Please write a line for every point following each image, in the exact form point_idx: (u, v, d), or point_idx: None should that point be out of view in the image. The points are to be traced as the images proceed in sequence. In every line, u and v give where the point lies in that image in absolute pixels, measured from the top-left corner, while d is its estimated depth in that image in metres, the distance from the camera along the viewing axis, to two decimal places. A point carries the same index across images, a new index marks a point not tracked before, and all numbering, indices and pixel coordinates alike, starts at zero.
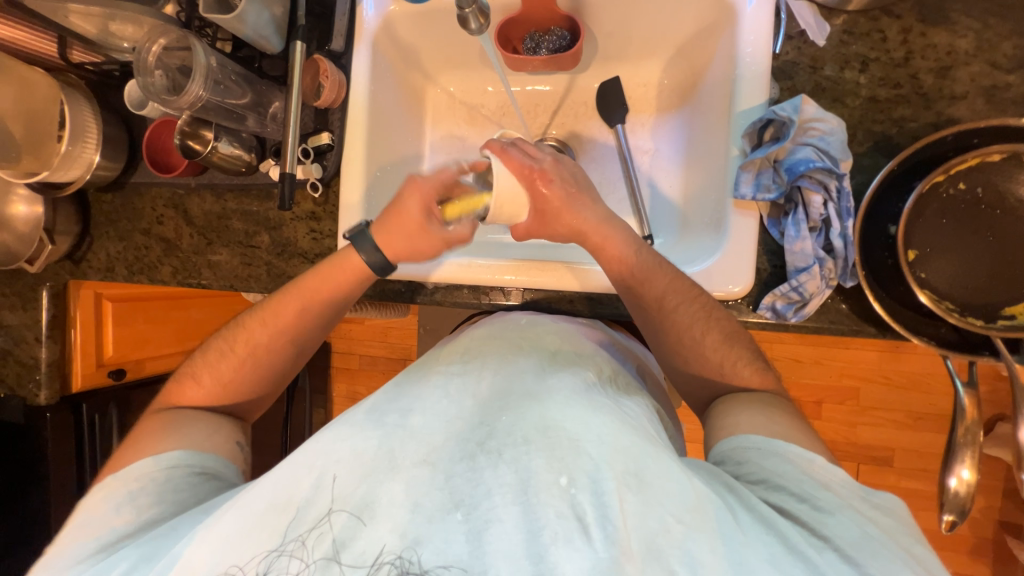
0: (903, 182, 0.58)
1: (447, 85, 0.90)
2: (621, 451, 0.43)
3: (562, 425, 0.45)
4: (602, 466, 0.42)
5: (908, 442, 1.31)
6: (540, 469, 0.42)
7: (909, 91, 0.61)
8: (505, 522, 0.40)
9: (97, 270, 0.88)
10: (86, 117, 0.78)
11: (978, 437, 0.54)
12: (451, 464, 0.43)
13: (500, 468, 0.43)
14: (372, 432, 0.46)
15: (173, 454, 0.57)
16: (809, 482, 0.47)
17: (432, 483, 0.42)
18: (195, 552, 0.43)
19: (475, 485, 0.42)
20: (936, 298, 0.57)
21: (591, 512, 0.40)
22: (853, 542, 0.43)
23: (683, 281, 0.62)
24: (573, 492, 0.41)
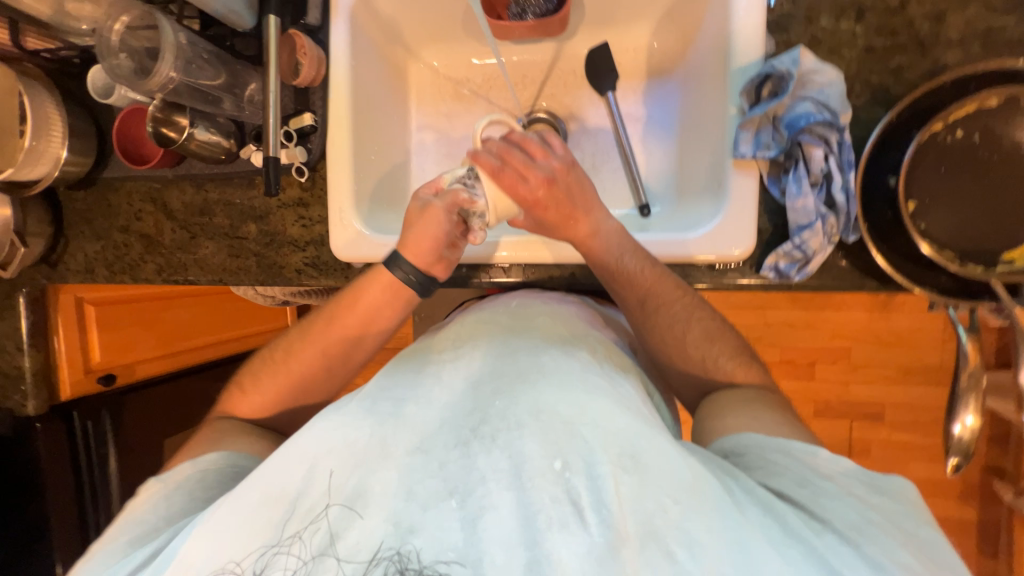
0: (902, 133, 0.57)
1: (430, 60, 0.86)
2: (616, 433, 0.42)
3: (556, 408, 0.44)
4: (596, 449, 0.41)
5: (899, 396, 1.35)
6: (534, 453, 0.41)
7: (905, 39, 0.60)
8: (499, 509, 0.40)
9: (76, 272, 0.84)
10: (49, 109, 0.73)
11: (981, 382, 0.55)
12: (444, 451, 0.43)
13: (493, 453, 0.42)
14: (365, 423, 0.45)
15: (208, 457, 0.57)
16: (809, 469, 0.47)
17: (423, 473, 0.42)
18: (195, 544, 0.42)
19: (469, 473, 0.41)
20: (937, 247, 0.57)
21: (585, 496, 0.40)
22: (851, 524, 0.42)
23: (669, 281, 0.62)
24: (567, 475, 0.41)
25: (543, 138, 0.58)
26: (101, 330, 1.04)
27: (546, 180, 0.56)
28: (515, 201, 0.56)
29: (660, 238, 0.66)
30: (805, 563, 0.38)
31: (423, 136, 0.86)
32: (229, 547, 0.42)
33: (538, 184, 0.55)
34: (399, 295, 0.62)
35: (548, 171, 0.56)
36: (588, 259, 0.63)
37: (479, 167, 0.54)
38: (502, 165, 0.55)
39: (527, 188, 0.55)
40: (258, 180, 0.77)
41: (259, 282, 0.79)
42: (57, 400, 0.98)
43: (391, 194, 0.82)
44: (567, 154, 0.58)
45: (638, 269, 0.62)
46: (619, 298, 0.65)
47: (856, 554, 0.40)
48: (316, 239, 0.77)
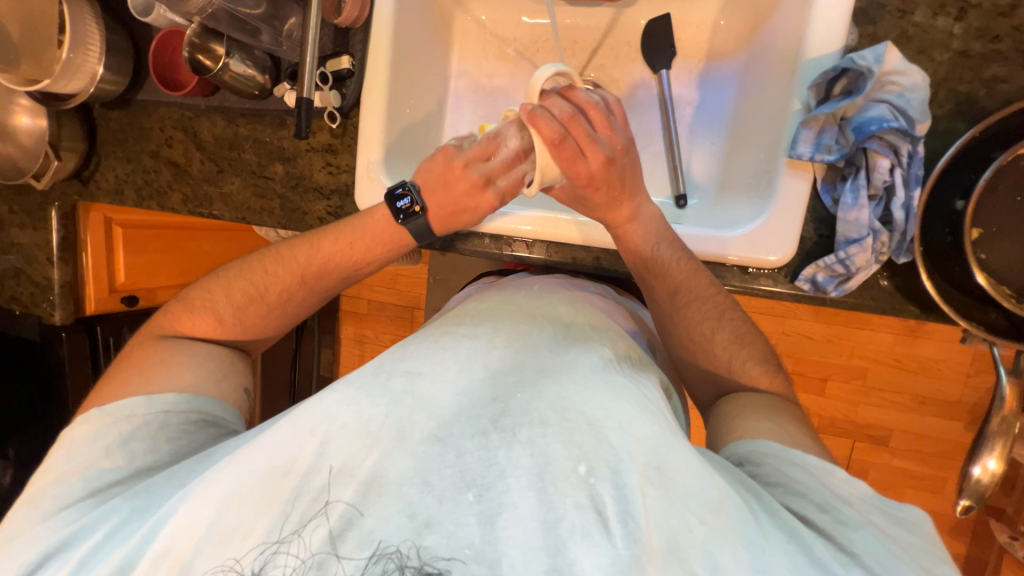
0: (982, 152, 0.52)
1: (478, 12, 0.81)
2: (641, 440, 0.42)
3: (581, 408, 0.43)
4: (623, 457, 0.41)
5: (910, 425, 1.32)
6: (558, 455, 0.41)
7: (1007, 47, 0.53)
8: (519, 508, 0.39)
9: (106, 191, 0.85)
10: (88, 21, 0.72)
11: (1013, 428, 0.52)
12: (462, 440, 0.42)
13: (514, 448, 0.41)
14: (380, 399, 0.45)
15: (168, 398, 0.56)
16: (830, 493, 0.44)
17: (442, 458, 0.41)
18: (202, 505, 0.43)
19: (490, 466, 0.41)
20: (994, 281, 0.53)
21: (610, 505, 0.39)
22: (879, 559, 0.40)
23: (701, 277, 0.60)
24: (592, 482, 0.40)
25: (605, 106, 0.57)
26: (127, 251, 1.06)
27: (605, 159, 0.55)
28: (569, 174, 0.55)
29: (694, 233, 0.63)
30: None
31: (461, 94, 0.83)
32: (238, 514, 0.42)
33: (595, 161, 0.55)
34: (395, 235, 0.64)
35: (607, 150, 0.56)
36: (619, 245, 0.62)
37: (539, 132, 0.53)
38: (563, 132, 0.53)
39: (583, 164, 0.55)
40: (290, 121, 0.76)
41: (282, 226, 0.78)
42: (83, 313, 1.01)
43: (421, 152, 0.79)
44: (626, 132, 0.57)
45: (672, 259, 0.60)
46: (648, 289, 0.63)
47: None
48: (341, 189, 0.76)
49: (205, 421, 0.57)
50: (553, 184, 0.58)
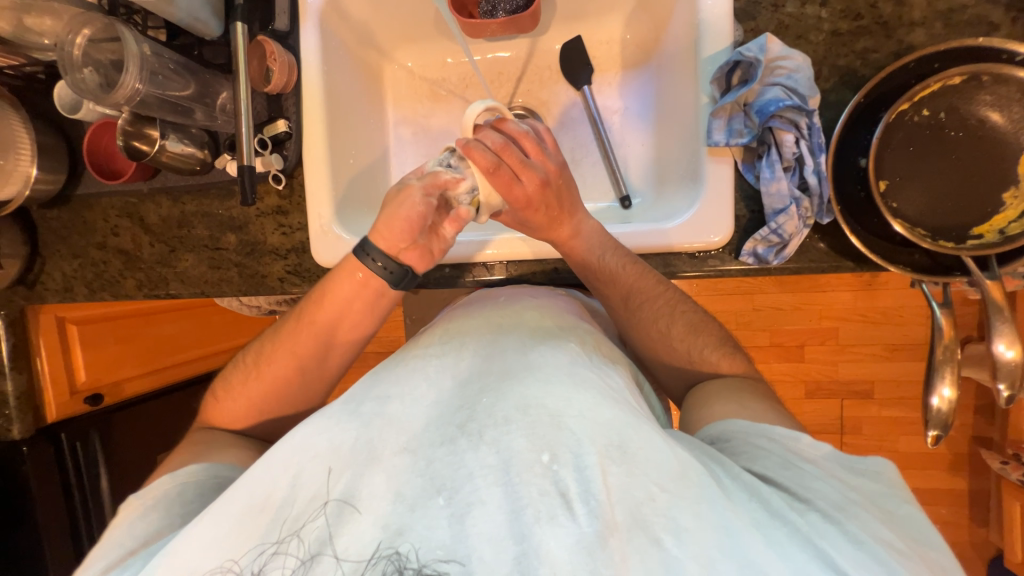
0: (870, 114, 0.58)
1: (404, 61, 0.86)
2: (603, 424, 0.43)
3: (543, 402, 0.45)
4: (584, 441, 0.42)
5: (886, 373, 1.38)
6: (521, 448, 0.42)
7: (870, 21, 0.60)
8: (487, 505, 0.40)
9: (55, 291, 0.83)
10: (16, 127, 0.72)
11: (956, 355, 0.56)
12: (431, 450, 0.43)
13: (481, 449, 0.43)
14: (351, 425, 0.46)
15: (189, 469, 0.57)
16: (792, 453, 0.47)
17: (411, 471, 0.42)
18: (173, 557, 0.42)
19: (457, 469, 0.42)
20: (909, 225, 0.58)
21: (573, 487, 0.40)
22: (835, 504, 0.43)
23: (648, 277, 0.63)
24: (555, 468, 0.41)
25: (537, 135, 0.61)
26: (85, 348, 1.03)
27: (540, 181, 0.58)
28: (507, 199, 0.58)
29: (640, 229, 0.67)
30: (792, 544, 0.39)
31: (402, 139, 0.86)
32: (210, 558, 0.41)
33: (531, 184, 0.57)
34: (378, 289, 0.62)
35: (542, 173, 0.58)
36: (572, 263, 0.65)
37: (474, 163, 0.55)
38: (497, 161, 0.56)
39: (520, 187, 0.57)
40: (234, 190, 0.76)
41: (242, 293, 0.78)
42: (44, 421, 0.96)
43: (371, 198, 0.81)
44: (557, 156, 0.61)
45: (619, 266, 0.63)
46: (599, 294, 0.66)
47: (838, 532, 0.41)
48: (297, 246, 0.76)
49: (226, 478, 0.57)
50: (498, 211, 0.60)
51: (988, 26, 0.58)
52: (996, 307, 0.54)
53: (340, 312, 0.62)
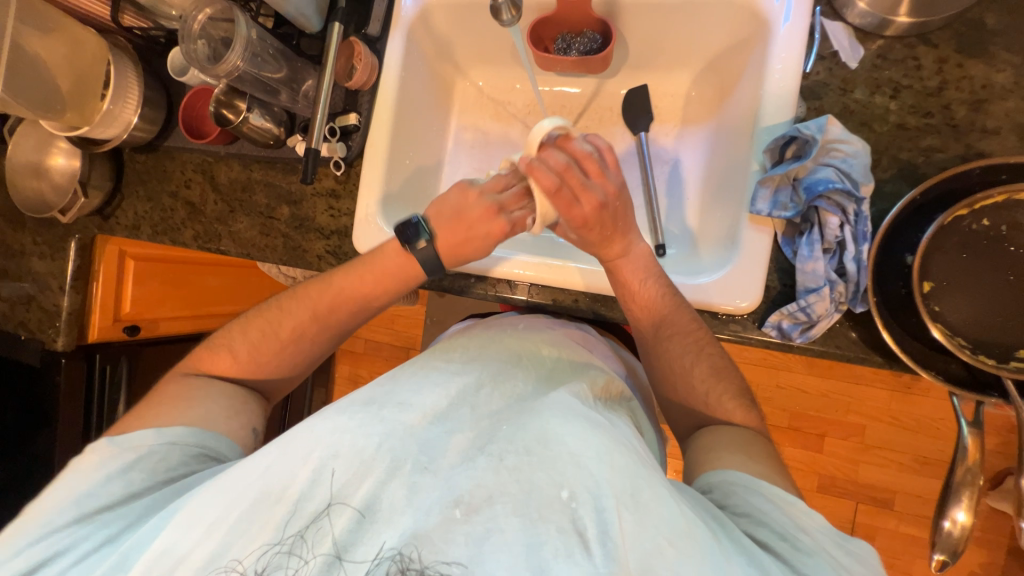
0: (926, 212, 0.56)
1: (476, 79, 0.91)
2: (619, 470, 0.44)
3: (563, 440, 0.45)
4: (603, 484, 0.43)
5: (911, 487, 1.28)
6: (543, 483, 0.43)
7: (940, 121, 0.60)
8: (505, 533, 0.41)
9: (124, 227, 0.92)
10: (130, 79, 0.81)
11: (978, 479, 0.53)
12: (453, 468, 0.45)
13: (502, 475, 0.44)
14: (374, 427, 0.47)
15: (175, 430, 0.55)
16: (791, 522, 0.45)
17: (431, 486, 0.44)
18: (190, 531, 0.44)
19: (478, 490, 0.43)
20: (949, 332, 0.55)
21: (591, 530, 0.41)
22: None
23: (685, 312, 0.63)
24: (574, 507, 0.42)
25: (599, 154, 0.62)
26: (136, 283, 1.12)
27: (598, 203, 0.60)
28: (565, 216, 0.60)
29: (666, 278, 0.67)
30: None
31: (458, 150, 0.91)
32: (223, 538, 0.43)
33: (589, 206, 0.60)
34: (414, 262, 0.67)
35: (600, 196, 0.60)
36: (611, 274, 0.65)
37: (537, 182, 0.58)
38: (560, 183, 0.59)
39: (579, 209, 0.60)
40: (298, 168, 0.83)
41: (282, 262, 0.84)
42: (85, 340, 1.05)
43: (418, 199, 0.86)
44: (618, 178, 0.62)
45: (659, 295, 0.64)
46: (634, 320, 0.66)
47: None
48: (341, 230, 0.81)
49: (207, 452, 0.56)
50: (552, 222, 0.62)
51: None
52: None
53: (378, 283, 0.67)
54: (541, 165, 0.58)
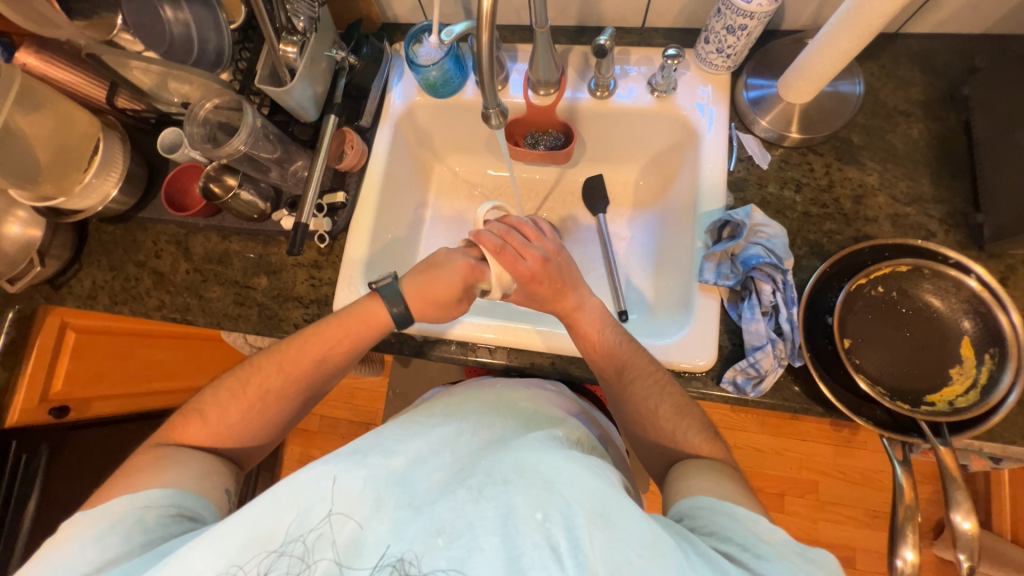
0: (835, 282, 0.69)
1: (453, 165, 1.02)
2: (591, 493, 0.47)
3: (538, 468, 0.50)
4: (574, 505, 0.46)
5: (868, 542, 1.34)
6: (520, 505, 0.46)
7: (834, 211, 0.75)
8: (485, 553, 0.44)
9: (77, 297, 0.88)
10: (116, 155, 0.83)
11: (917, 516, 0.59)
12: (434, 503, 0.48)
13: (482, 503, 0.47)
14: (359, 471, 0.51)
15: (151, 493, 0.56)
16: (754, 535, 0.49)
17: (416, 522, 0.47)
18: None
19: (459, 519, 0.46)
20: (871, 382, 0.65)
21: (564, 544, 0.44)
22: None
23: (641, 356, 0.69)
24: (548, 525, 0.45)
25: (536, 225, 0.73)
26: (73, 359, 1.02)
27: (541, 258, 0.68)
28: (514, 275, 0.68)
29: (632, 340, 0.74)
30: None
31: (436, 225, 0.98)
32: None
33: (534, 261, 0.67)
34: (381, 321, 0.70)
35: (541, 251, 0.68)
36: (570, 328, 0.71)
37: (484, 246, 0.68)
38: (504, 245, 0.68)
39: (524, 265, 0.67)
40: (281, 240, 0.86)
41: (255, 331, 0.83)
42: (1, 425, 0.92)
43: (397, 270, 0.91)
44: (555, 240, 0.72)
45: (616, 341, 0.70)
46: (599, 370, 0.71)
47: None
48: (321, 299, 0.83)
49: (187, 512, 0.57)
50: (509, 289, 0.70)
51: (926, 232, 0.72)
52: (951, 477, 0.58)
53: (346, 340, 0.69)
54: (486, 233, 0.68)
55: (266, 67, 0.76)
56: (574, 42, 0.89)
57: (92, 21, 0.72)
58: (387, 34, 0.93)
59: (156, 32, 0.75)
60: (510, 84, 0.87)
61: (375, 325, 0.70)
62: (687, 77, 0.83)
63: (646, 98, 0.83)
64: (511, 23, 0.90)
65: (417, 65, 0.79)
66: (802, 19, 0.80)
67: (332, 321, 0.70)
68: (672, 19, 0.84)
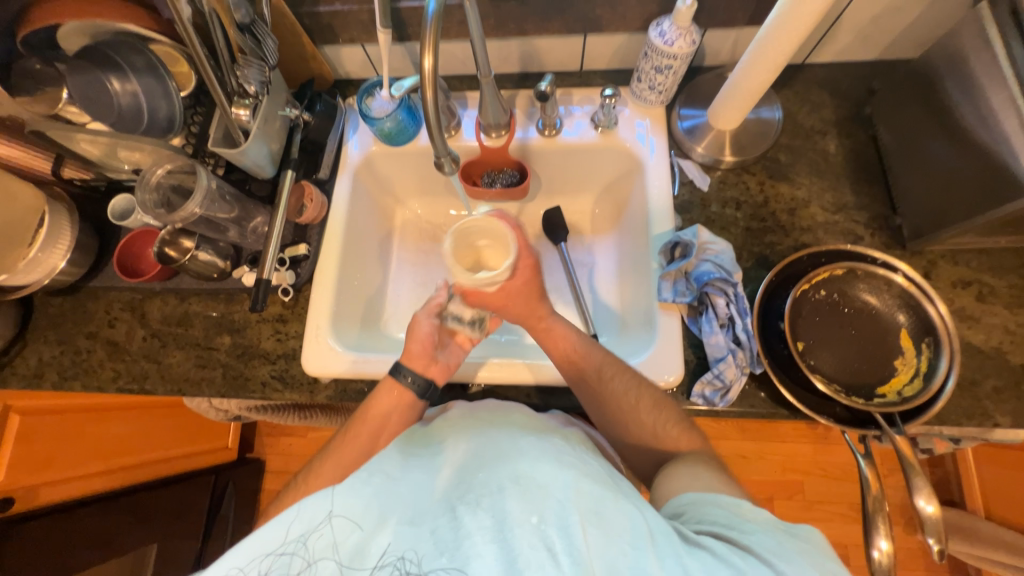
0: (782, 289, 0.73)
1: (415, 207, 1.04)
2: (584, 494, 0.50)
3: (533, 474, 0.52)
4: (568, 505, 0.49)
5: (856, 536, 1.36)
6: (515, 510, 0.48)
7: (772, 224, 0.81)
8: (484, 560, 0.46)
9: (22, 376, 0.83)
10: (63, 227, 0.81)
11: (886, 505, 0.62)
12: (434, 518, 0.50)
13: (479, 514, 0.49)
14: (362, 490, 0.53)
15: None
16: (738, 517, 0.53)
17: (418, 535, 0.49)
18: None
19: (457, 532, 0.48)
20: (826, 380, 0.69)
21: (559, 543, 0.46)
22: (773, 549, 0.49)
23: (630, 384, 0.69)
24: (544, 528, 0.47)
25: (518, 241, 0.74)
26: (21, 443, 0.96)
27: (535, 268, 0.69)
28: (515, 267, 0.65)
29: None
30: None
31: (402, 268, 0.99)
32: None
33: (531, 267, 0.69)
34: (409, 398, 0.72)
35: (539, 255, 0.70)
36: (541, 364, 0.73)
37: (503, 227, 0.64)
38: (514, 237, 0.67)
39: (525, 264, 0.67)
40: (243, 297, 0.85)
41: (220, 394, 0.80)
42: None
43: (366, 316, 0.91)
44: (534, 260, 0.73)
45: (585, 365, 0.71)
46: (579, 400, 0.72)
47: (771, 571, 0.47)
48: (289, 353, 0.81)
49: None
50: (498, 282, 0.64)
51: (856, 237, 0.79)
52: (909, 463, 0.61)
53: (374, 420, 0.71)
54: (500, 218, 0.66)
55: (219, 130, 0.77)
56: (519, 87, 0.94)
57: (36, 96, 0.71)
58: (339, 90, 0.97)
59: (104, 105, 0.75)
60: (462, 129, 0.91)
61: (407, 404, 0.72)
62: (626, 113, 0.89)
63: (591, 133, 0.89)
64: (459, 72, 0.95)
65: (371, 118, 0.82)
66: (721, 55, 0.89)
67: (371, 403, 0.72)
68: (606, 62, 0.92)
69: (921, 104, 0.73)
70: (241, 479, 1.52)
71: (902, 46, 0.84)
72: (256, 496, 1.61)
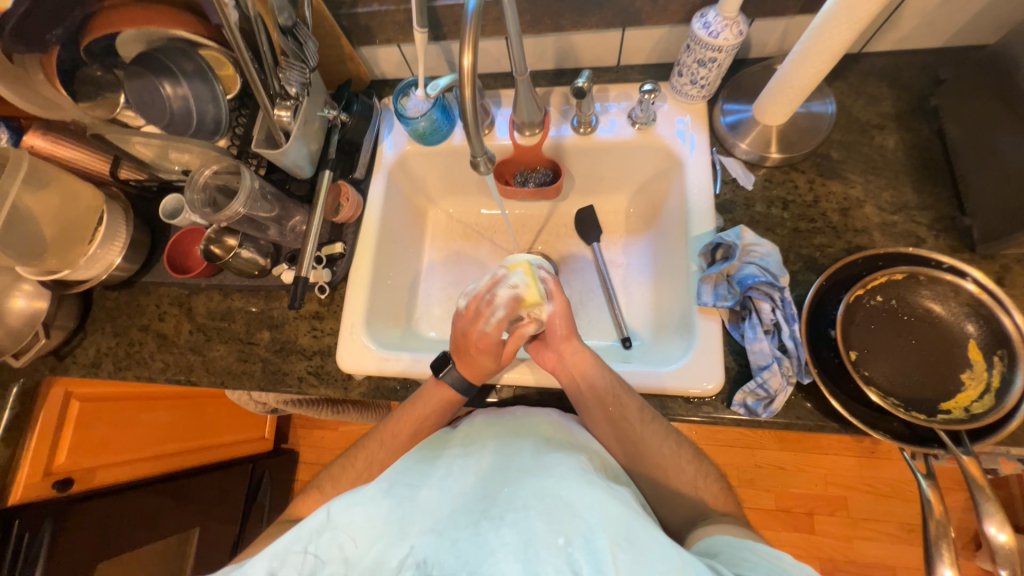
0: (833, 294, 0.69)
1: (446, 207, 1.05)
2: (613, 518, 0.50)
3: (559, 495, 0.52)
4: (596, 528, 0.48)
5: (906, 559, 1.28)
6: (540, 530, 0.49)
7: (822, 225, 0.76)
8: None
9: (81, 365, 0.88)
10: (119, 225, 0.85)
11: (950, 531, 0.57)
12: (457, 531, 0.52)
13: (502, 529, 0.50)
14: (386, 500, 0.55)
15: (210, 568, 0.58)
16: (778, 565, 0.50)
17: (441, 546, 0.51)
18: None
19: (482, 547, 0.49)
20: (882, 393, 0.64)
21: (586, 567, 0.46)
22: None
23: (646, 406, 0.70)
24: (570, 550, 0.47)
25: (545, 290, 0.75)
26: (79, 427, 1.02)
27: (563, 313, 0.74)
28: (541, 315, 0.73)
29: (639, 370, 0.74)
30: None
31: (433, 267, 1.00)
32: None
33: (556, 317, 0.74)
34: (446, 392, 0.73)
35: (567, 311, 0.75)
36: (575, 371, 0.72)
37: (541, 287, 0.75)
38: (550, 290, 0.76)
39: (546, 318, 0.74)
40: (281, 294, 0.87)
41: (260, 387, 0.82)
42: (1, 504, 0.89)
43: (399, 314, 0.92)
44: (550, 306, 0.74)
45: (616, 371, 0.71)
46: (614, 405, 0.69)
47: None
48: (325, 349, 0.83)
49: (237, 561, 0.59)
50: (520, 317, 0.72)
51: (917, 239, 0.73)
52: (978, 486, 0.56)
53: (413, 421, 0.74)
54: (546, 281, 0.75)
55: (262, 131, 0.79)
56: (554, 84, 0.93)
57: (97, 101, 0.78)
58: (375, 91, 0.98)
59: (158, 109, 0.78)
60: (496, 127, 0.91)
61: (445, 401, 0.73)
62: (665, 109, 0.86)
63: (628, 130, 0.86)
64: (493, 71, 0.95)
65: (406, 117, 0.82)
66: (768, 47, 0.84)
67: (415, 398, 0.74)
68: (644, 56, 0.89)
69: (995, 94, 0.67)
70: (277, 468, 1.58)
71: (974, 31, 0.77)
72: (291, 485, 1.66)
